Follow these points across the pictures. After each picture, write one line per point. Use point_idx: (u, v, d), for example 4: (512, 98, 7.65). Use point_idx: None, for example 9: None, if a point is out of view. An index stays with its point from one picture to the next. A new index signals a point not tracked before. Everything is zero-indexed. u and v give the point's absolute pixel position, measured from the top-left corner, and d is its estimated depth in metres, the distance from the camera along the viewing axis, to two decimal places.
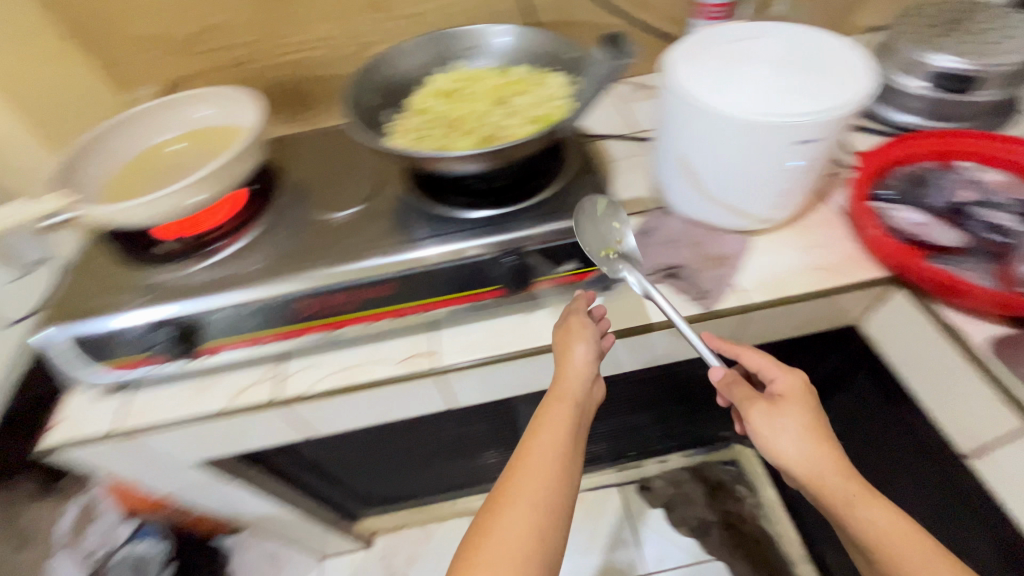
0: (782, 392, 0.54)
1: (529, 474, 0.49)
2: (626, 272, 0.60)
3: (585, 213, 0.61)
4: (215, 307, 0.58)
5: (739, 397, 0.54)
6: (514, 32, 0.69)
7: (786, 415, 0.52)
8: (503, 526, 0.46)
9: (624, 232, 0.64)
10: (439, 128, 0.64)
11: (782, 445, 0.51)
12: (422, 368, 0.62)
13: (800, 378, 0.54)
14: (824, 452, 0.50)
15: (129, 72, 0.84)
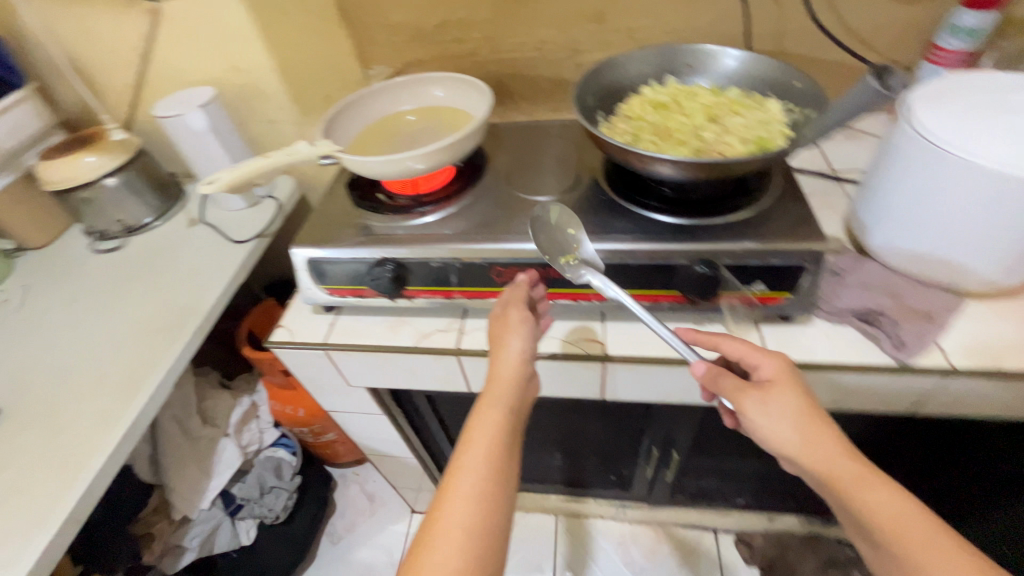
0: (771, 379, 0.53)
1: (456, 494, 0.48)
2: (585, 276, 0.60)
3: (535, 222, 0.66)
4: (428, 257, 0.66)
5: (734, 386, 0.53)
6: (737, 55, 0.71)
7: (780, 400, 0.51)
8: (431, 564, 0.44)
9: (579, 237, 0.65)
10: (650, 136, 0.68)
11: (785, 433, 0.49)
12: (589, 352, 0.65)
13: (783, 361, 0.53)
14: (824, 435, 0.49)
15: (373, 52, 0.99)
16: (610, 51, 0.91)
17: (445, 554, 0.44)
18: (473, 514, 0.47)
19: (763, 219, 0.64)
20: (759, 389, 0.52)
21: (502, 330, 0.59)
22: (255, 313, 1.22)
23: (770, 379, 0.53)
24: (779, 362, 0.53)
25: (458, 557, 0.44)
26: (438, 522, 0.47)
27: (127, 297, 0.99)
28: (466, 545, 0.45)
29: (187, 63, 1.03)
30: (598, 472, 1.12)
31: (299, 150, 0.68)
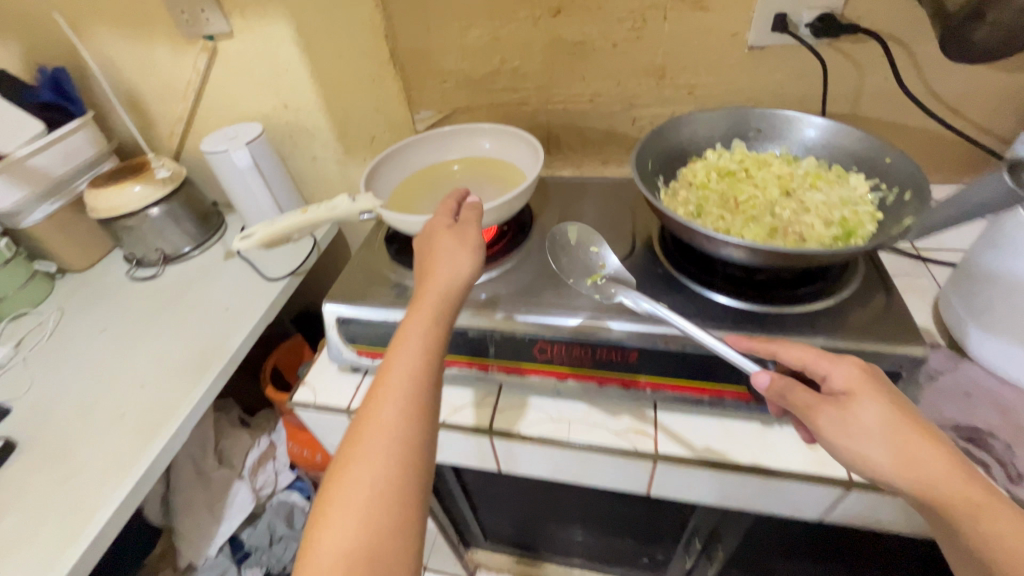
0: (846, 389, 0.48)
1: (369, 441, 0.43)
2: (614, 292, 0.60)
3: (554, 248, 0.70)
4: (466, 325, 0.61)
5: (807, 402, 0.49)
6: (815, 123, 0.65)
7: (861, 413, 0.46)
8: (332, 522, 0.40)
9: (603, 257, 0.68)
10: (717, 207, 0.61)
11: (878, 454, 0.45)
12: (638, 447, 0.58)
13: (856, 368, 0.48)
14: (921, 450, 0.44)
15: (422, 97, 0.97)
16: (668, 107, 0.86)
17: (357, 488, 0.41)
18: (389, 447, 0.43)
19: (845, 313, 0.57)
20: (835, 403, 0.48)
21: (434, 255, 0.53)
22: (283, 349, 1.20)
23: (846, 389, 0.48)
24: (854, 365, 0.49)
25: (372, 491, 0.41)
26: (352, 452, 0.43)
27: (156, 330, 0.97)
28: (379, 478, 0.41)
29: (237, 99, 1.04)
30: (629, 553, 1.02)
31: (338, 209, 0.64)
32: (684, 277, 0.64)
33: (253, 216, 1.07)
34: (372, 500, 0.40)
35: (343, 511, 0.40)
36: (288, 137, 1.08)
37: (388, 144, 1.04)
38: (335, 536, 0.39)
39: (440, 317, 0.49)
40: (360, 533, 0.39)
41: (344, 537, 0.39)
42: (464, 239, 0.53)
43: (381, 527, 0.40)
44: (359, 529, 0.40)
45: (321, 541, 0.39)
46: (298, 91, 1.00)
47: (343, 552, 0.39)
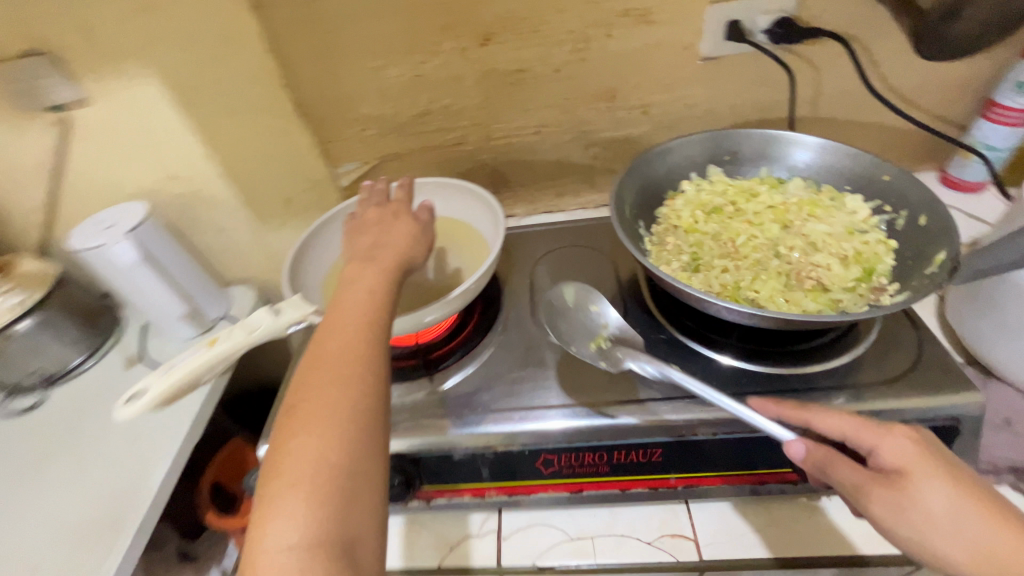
0: (899, 466, 0.39)
1: (324, 381, 0.41)
2: (625, 361, 0.52)
3: (549, 312, 0.58)
4: (449, 448, 0.49)
5: (852, 481, 0.40)
6: (795, 141, 0.59)
7: (925, 498, 0.38)
8: (295, 451, 0.38)
9: (605, 314, 0.57)
10: (716, 256, 0.53)
11: (950, 548, 0.37)
12: (679, 559, 0.48)
13: (910, 441, 0.40)
14: (999, 539, 0.36)
15: (340, 148, 0.83)
16: (622, 130, 0.78)
17: (321, 409, 0.39)
18: (346, 371, 0.42)
19: (876, 361, 0.51)
20: (888, 482, 0.39)
21: (388, 231, 0.55)
22: (222, 458, 0.98)
23: (899, 467, 0.39)
24: (908, 437, 0.40)
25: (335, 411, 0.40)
26: (311, 377, 0.42)
27: (43, 482, 0.76)
28: (342, 398, 0.40)
29: (108, 176, 0.84)
30: None
31: (259, 331, 0.49)
32: (683, 335, 0.57)
33: (153, 314, 0.88)
34: (328, 433, 0.38)
35: (307, 430, 0.39)
36: (184, 212, 0.90)
37: (308, 205, 0.89)
38: (302, 455, 0.38)
39: (394, 261, 0.51)
40: (329, 443, 0.38)
41: (313, 452, 0.38)
42: (420, 224, 0.56)
43: (348, 441, 0.38)
44: (327, 442, 0.38)
45: (287, 464, 0.37)
46: (187, 159, 0.82)
47: (313, 466, 0.37)
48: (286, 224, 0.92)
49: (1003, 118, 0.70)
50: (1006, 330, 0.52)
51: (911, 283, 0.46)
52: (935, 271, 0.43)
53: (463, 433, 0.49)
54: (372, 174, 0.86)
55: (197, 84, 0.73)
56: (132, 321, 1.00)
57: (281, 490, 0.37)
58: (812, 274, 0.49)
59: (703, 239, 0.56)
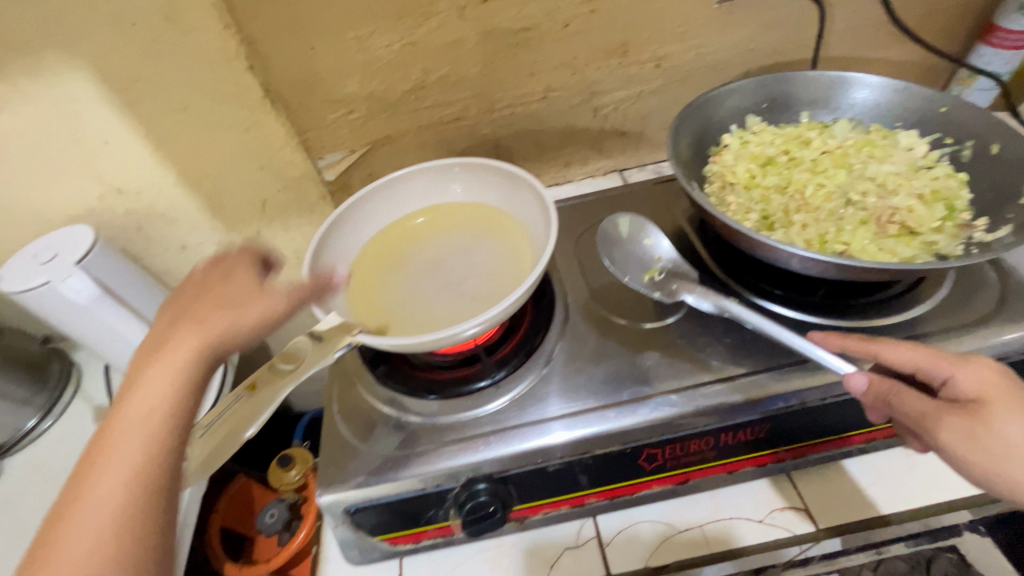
0: (974, 396, 0.36)
1: (122, 450, 0.35)
2: (681, 292, 0.51)
3: (605, 242, 0.57)
4: (544, 459, 0.44)
5: (922, 410, 0.37)
6: (838, 81, 0.56)
7: (1003, 428, 0.34)
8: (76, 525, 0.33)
9: (657, 246, 0.57)
10: (787, 210, 0.50)
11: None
12: (795, 533, 0.47)
13: (992, 370, 0.36)
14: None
15: (319, 137, 0.72)
16: (635, 88, 0.73)
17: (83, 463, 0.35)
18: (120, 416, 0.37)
19: (964, 301, 0.48)
20: (965, 412, 0.36)
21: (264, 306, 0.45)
22: (227, 499, 0.90)
23: (975, 396, 0.36)
24: (989, 367, 0.37)
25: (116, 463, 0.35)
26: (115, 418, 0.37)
27: None
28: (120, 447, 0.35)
29: (37, 198, 0.70)
30: None
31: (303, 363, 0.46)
32: (760, 298, 0.52)
33: (120, 354, 0.75)
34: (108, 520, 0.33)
35: (96, 485, 0.34)
36: (137, 231, 0.77)
37: (287, 206, 0.78)
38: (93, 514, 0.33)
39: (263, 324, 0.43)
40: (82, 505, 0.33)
41: (98, 516, 0.33)
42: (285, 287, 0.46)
43: (106, 515, 0.33)
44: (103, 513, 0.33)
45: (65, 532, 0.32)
46: (134, 168, 0.69)
47: (91, 545, 0.32)
48: (262, 231, 0.80)
49: (1006, 42, 0.68)
50: None
51: (1001, 215, 0.44)
52: None
53: (527, 448, 0.44)
54: (360, 164, 0.76)
55: (139, 75, 0.60)
56: (90, 364, 0.86)
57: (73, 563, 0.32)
58: (896, 218, 0.46)
59: (767, 193, 0.52)
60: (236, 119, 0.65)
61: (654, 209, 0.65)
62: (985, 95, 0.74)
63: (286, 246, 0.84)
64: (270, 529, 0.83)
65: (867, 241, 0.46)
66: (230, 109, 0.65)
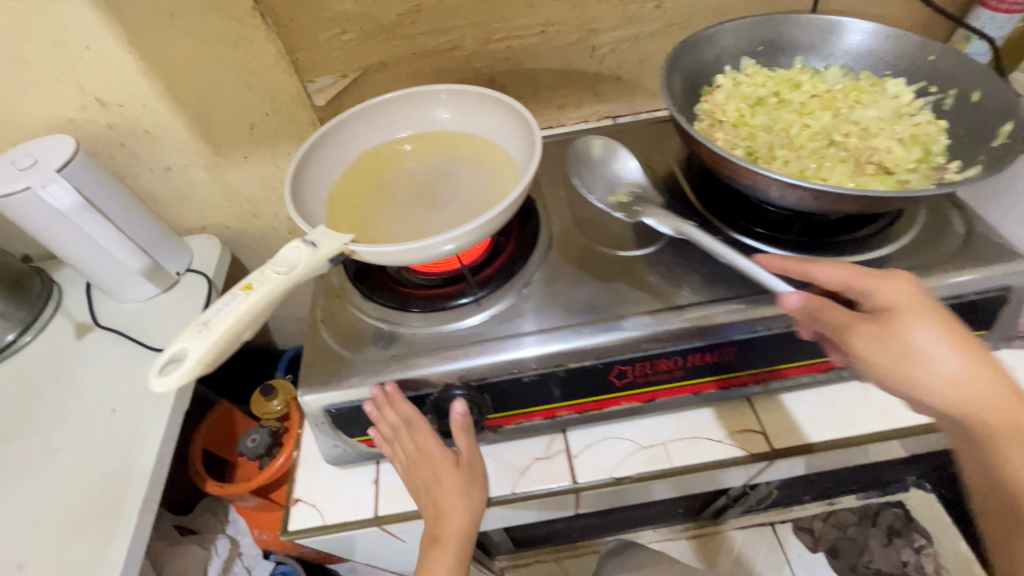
0: (891, 306, 0.39)
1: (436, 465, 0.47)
2: (641, 214, 0.55)
3: (576, 164, 0.62)
4: (518, 370, 0.46)
5: (843, 321, 0.40)
6: (832, 25, 0.56)
7: (911, 334, 0.38)
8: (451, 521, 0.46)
9: (626, 169, 0.60)
10: (773, 146, 0.51)
11: (925, 378, 0.37)
12: (754, 452, 0.49)
13: (909, 283, 0.39)
14: (963, 367, 0.37)
15: (309, 59, 0.70)
16: (634, 28, 0.72)
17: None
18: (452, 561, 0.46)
19: (930, 244, 0.50)
20: (880, 322, 0.39)
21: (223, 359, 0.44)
22: (209, 424, 0.92)
23: (889, 306, 0.39)
24: (907, 282, 0.40)
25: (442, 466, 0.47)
26: (449, 516, 0.46)
27: (5, 474, 0.65)
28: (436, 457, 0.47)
29: (12, 102, 0.67)
30: (664, 511, 0.99)
31: (301, 269, 0.40)
32: (739, 235, 0.54)
33: (102, 269, 0.74)
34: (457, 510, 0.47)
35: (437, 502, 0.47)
36: (120, 147, 0.75)
37: (275, 131, 0.76)
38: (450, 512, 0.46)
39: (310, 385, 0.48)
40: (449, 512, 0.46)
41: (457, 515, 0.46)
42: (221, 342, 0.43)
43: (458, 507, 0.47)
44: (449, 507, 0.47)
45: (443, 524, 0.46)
46: (117, 77, 0.67)
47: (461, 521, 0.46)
48: (250, 156, 0.79)
49: (1001, 6, 0.69)
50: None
51: (974, 159, 0.46)
52: (1004, 142, 0.43)
53: (489, 361, 0.45)
54: (351, 90, 0.75)
55: None
56: (70, 284, 0.85)
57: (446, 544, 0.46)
58: (873, 158, 0.47)
59: (753, 131, 0.53)
60: (226, 30, 0.63)
61: (644, 151, 0.66)
62: (976, 60, 0.75)
63: (274, 173, 0.83)
64: (251, 453, 0.86)
65: (844, 178, 0.47)
66: (220, 20, 0.62)
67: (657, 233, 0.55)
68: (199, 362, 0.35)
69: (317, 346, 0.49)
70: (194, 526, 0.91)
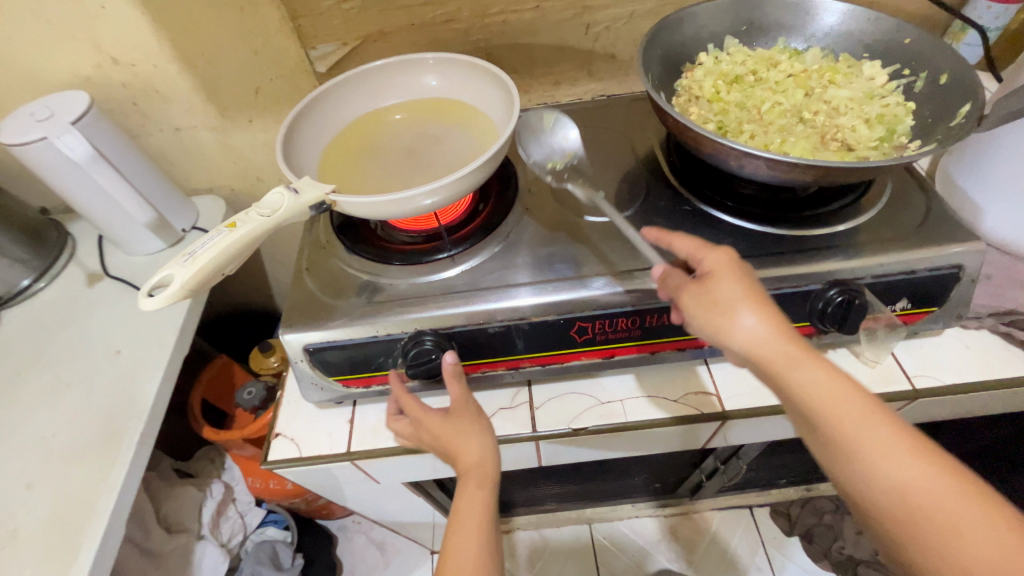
0: (709, 272, 0.44)
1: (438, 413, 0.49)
2: (567, 182, 0.59)
3: (522, 128, 0.63)
4: (484, 321, 0.49)
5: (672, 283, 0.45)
6: (813, 7, 0.58)
7: (720, 293, 0.42)
8: (473, 452, 0.48)
9: (567, 141, 0.63)
10: (743, 122, 0.52)
11: (730, 331, 0.42)
12: (703, 411, 0.52)
13: (725, 256, 0.44)
14: (762, 322, 0.41)
15: (312, 26, 0.73)
16: (628, 7, 0.74)
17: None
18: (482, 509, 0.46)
19: (891, 222, 0.52)
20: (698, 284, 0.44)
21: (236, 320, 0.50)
22: (209, 376, 0.97)
23: (709, 271, 0.44)
24: (726, 255, 0.44)
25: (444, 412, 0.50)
26: (468, 449, 0.48)
27: (17, 404, 0.70)
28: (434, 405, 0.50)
29: (33, 58, 0.71)
30: (641, 484, 1.03)
31: (281, 213, 0.43)
32: (708, 206, 0.56)
33: (112, 221, 0.79)
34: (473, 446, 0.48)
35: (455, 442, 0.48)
36: (132, 106, 0.79)
37: (279, 96, 0.79)
38: (468, 447, 0.48)
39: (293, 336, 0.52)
40: (469, 446, 0.48)
41: (477, 451, 0.48)
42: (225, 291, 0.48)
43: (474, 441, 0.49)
44: (467, 443, 0.48)
45: (468, 461, 0.48)
46: (130, 38, 0.70)
47: (483, 456, 0.48)
48: (254, 120, 0.82)
49: None
50: (1000, 195, 0.54)
51: (932, 140, 0.47)
52: (962, 123, 0.45)
53: (457, 312, 0.48)
54: (352, 58, 0.77)
55: None
56: (84, 236, 0.90)
57: (478, 487, 0.47)
58: (837, 136, 0.49)
59: (727, 107, 0.54)
60: None
61: (627, 127, 0.68)
62: (972, 51, 0.75)
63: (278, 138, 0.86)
64: (247, 404, 0.90)
65: (808, 153, 0.49)
66: None
67: (629, 203, 0.58)
68: (182, 287, 0.40)
69: (302, 292, 0.53)
70: (192, 470, 0.99)
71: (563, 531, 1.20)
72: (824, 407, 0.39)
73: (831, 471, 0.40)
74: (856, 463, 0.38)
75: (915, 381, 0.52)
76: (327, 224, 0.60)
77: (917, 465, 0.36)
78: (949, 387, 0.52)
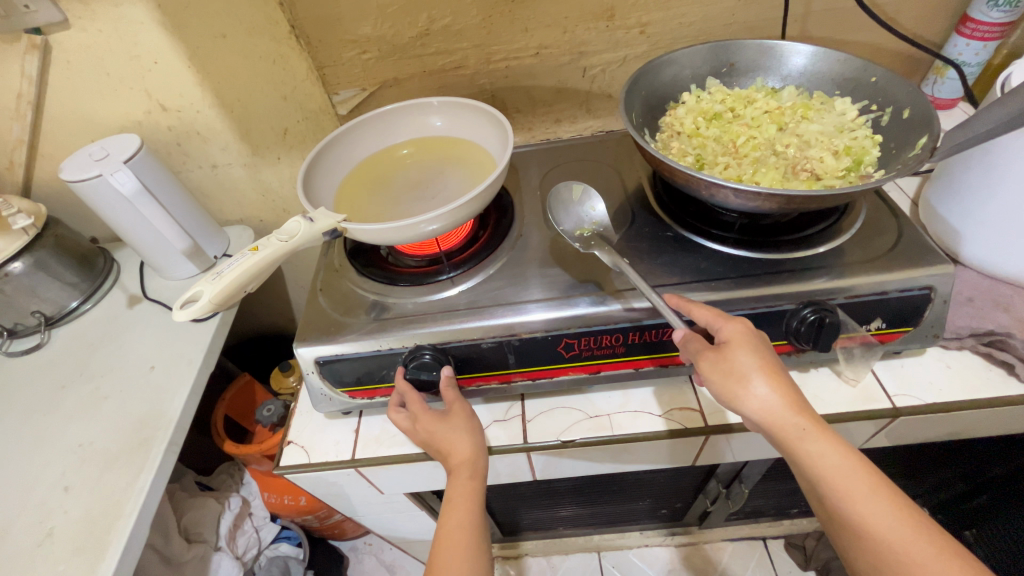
0: (726, 341, 0.45)
1: (438, 414, 0.53)
2: (594, 248, 0.56)
3: (554, 199, 0.62)
4: (479, 338, 0.53)
5: (692, 351, 0.47)
6: (786, 49, 0.63)
7: (739, 362, 0.44)
8: (464, 446, 0.52)
9: (595, 211, 0.62)
10: (720, 154, 0.57)
11: (745, 398, 0.44)
12: (687, 425, 0.55)
13: (743, 326, 0.45)
14: (775, 393, 0.43)
15: (334, 74, 0.81)
16: (620, 51, 0.80)
17: (454, 556, 0.48)
18: (470, 498, 0.51)
19: (864, 245, 0.55)
20: (718, 353, 0.45)
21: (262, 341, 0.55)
22: (232, 394, 1.03)
23: (726, 339, 0.45)
24: (743, 326, 0.46)
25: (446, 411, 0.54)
26: (460, 448, 0.52)
27: (60, 415, 0.77)
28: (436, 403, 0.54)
29: (94, 107, 0.81)
30: (648, 510, 1.03)
31: (297, 239, 0.49)
32: (690, 232, 0.60)
33: (153, 249, 0.87)
34: (471, 442, 0.53)
35: (453, 438, 0.53)
36: (176, 146, 0.88)
37: (305, 135, 0.87)
38: (462, 442, 0.53)
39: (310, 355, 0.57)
40: (464, 442, 0.53)
41: (467, 445, 0.53)
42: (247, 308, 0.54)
43: (469, 438, 0.53)
44: (463, 437, 0.53)
45: (458, 456, 0.52)
46: (178, 88, 0.80)
47: (472, 451, 0.53)
48: (283, 157, 0.90)
49: (976, 33, 0.73)
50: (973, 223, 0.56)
51: (895, 169, 0.51)
52: (920, 153, 0.48)
53: (454, 329, 0.53)
54: (369, 101, 0.85)
55: (189, 4, 0.70)
56: (127, 263, 0.98)
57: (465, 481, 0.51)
58: (806, 166, 0.53)
59: (705, 141, 0.59)
60: (266, 50, 0.75)
61: (619, 161, 0.74)
62: (955, 85, 0.79)
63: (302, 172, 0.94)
64: (267, 420, 0.95)
65: (779, 182, 0.53)
66: (262, 41, 0.74)
67: (617, 230, 0.62)
68: (210, 302, 0.45)
69: (316, 310, 0.58)
70: (213, 484, 1.05)
71: (571, 557, 1.19)
72: (829, 478, 0.42)
73: (838, 537, 0.42)
74: (856, 532, 0.41)
75: (896, 399, 0.55)
76: (340, 250, 0.66)
77: (916, 539, 0.39)
78: (929, 406, 0.54)
